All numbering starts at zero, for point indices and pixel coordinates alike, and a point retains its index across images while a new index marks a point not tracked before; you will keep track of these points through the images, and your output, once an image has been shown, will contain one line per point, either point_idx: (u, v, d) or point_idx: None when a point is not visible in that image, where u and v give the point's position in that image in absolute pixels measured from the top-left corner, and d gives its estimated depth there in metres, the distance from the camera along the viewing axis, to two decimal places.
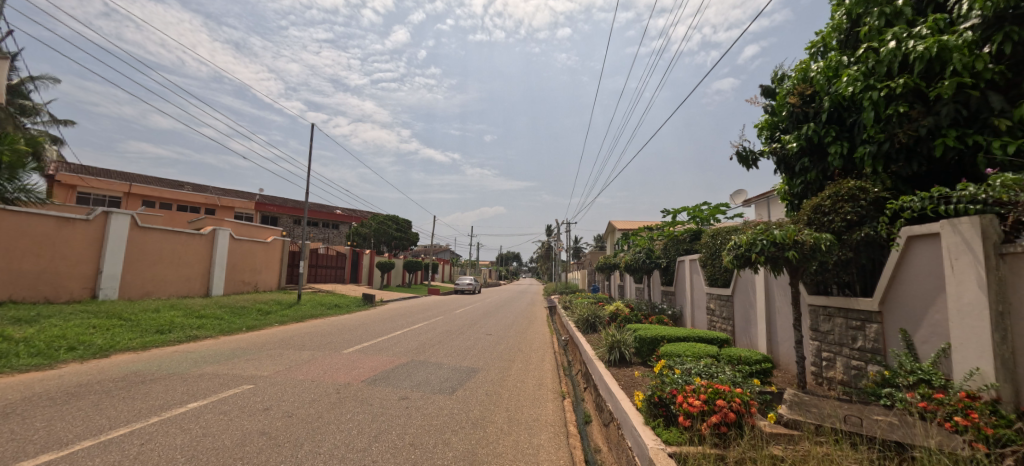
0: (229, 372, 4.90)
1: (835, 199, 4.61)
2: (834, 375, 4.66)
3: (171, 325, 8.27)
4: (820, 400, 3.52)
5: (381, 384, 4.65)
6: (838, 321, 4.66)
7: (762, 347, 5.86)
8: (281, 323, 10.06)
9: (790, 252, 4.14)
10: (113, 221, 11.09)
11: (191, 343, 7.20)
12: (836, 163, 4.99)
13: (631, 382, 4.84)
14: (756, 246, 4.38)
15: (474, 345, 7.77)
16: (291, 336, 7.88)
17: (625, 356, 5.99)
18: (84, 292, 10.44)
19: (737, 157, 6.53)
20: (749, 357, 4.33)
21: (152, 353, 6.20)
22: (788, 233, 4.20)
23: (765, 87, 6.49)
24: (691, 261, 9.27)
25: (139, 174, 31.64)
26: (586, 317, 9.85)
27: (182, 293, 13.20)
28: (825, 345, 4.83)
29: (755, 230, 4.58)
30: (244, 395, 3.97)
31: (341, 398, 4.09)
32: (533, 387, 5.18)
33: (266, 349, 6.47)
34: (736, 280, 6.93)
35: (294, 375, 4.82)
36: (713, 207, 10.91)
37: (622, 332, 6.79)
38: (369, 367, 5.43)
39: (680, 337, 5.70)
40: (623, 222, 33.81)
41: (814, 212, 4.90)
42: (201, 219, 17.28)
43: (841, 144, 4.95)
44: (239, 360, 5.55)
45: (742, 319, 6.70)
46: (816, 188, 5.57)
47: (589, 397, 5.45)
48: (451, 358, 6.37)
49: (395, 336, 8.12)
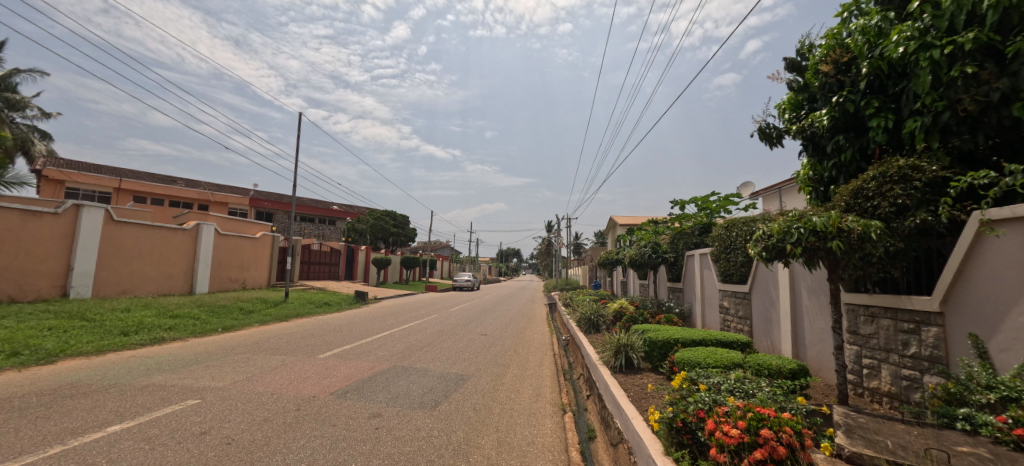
0: (178, 383, 4.25)
1: (881, 181, 3.97)
2: (879, 387, 4.00)
3: (139, 326, 7.65)
4: (879, 423, 2.84)
5: (352, 398, 4.00)
6: (884, 323, 3.99)
7: (788, 351, 5.23)
8: (263, 323, 9.43)
9: (835, 242, 3.45)
10: (85, 215, 10.47)
11: (155, 346, 6.56)
12: (879, 139, 4.35)
13: (643, 394, 4.18)
14: (791, 235, 3.69)
15: (466, 347, 7.13)
16: (268, 338, 7.25)
17: (632, 361, 5.33)
18: (52, 291, 9.82)
19: (761, 137, 5.87)
20: (781, 366, 3.65)
21: (107, 359, 5.57)
22: (831, 220, 3.50)
23: (790, 60, 5.80)
24: (701, 255, 8.59)
25: (132, 170, 31.01)
26: (588, 316, 9.20)
27: (163, 291, 12.57)
28: (868, 351, 4.18)
29: (788, 218, 3.89)
30: (184, 414, 3.35)
31: (298, 417, 3.44)
32: (529, 399, 4.53)
33: (233, 354, 5.83)
34: (755, 275, 6.29)
35: (253, 386, 4.16)
36: (725, 198, 10.18)
37: (628, 333, 6.13)
38: (343, 376, 4.79)
39: (697, 340, 5.02)
40: (625, 218, 32.96)
41: (854, 196, 4.25)
42: (185, 214, 16.59)
43: (885, 116, 4.32)
44: (197, 368, 4.93)
45: (761, 318, 6.05)
46: (851, 171, 4.93)
47: (593, 408, 4.81)
48: (440, 363, 5.74)
49: (381, 337, 7.50)
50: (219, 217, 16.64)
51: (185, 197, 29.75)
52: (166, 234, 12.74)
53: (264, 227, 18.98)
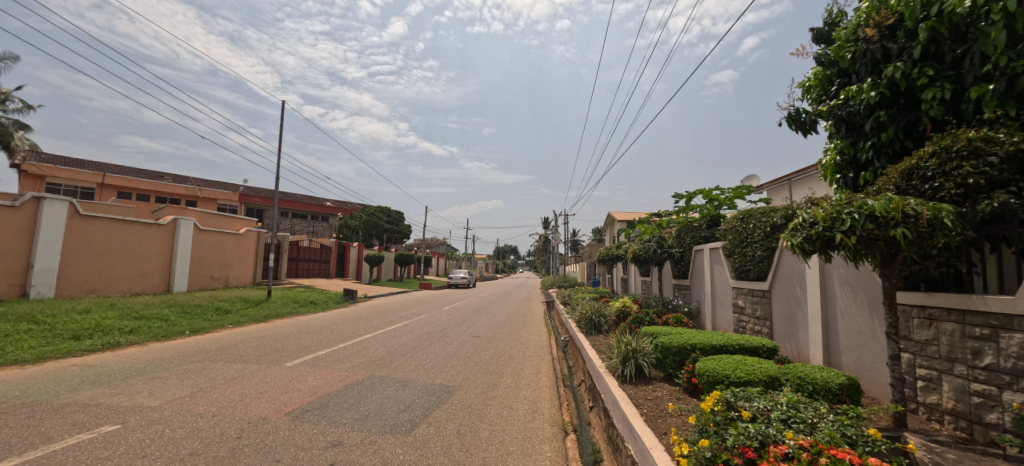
0: (105, 402, 3.56)
1: (942, 160, 3.33)
2: (939, 403, 3.39)
3: (94, 329, 6.93)
4: (978, 462, 2.17)
5: (310, 420, 3.29)
6: (946, 326, 3.35)
7: (818, 358, 4.62)
8: (238, 324, 8.74)
9: (901, 229, 2.74)
10: (46, 209, 9.74)
11: (104, 353, 5.85)
12: (932, 113, 3.69)
13: (659, 412, 3.53)
14: (841, 223, 3.00)
15: (455, 352, 6.47)
16: (236, 342, 6.55)
17: (643, 369, 4.68)
18: (10, 291, 9.08)
19: (789, 123, 5.49)
20: (828, 380, 3.03)
21: (42, 369, 4.86)
22: (893, 202, 2.79)
23: (817, 31, 5.07)
24: (712, 249, 7.95)
25: (117, 166, 30.15)
26: (589, 316, 8.56)
27: (136, 289, 11.82)
28: (924, 360, 3.55)
29: (836, 201, 3.19)
30: (90, 447, 2.67)
31: (235, 449, 2.75)
32: (524, 417, 3.88)
33: (190, 362, 5.15)
34: (775, 271, 5.68)
35: (193, 406, 3.47)
36: (736, 189, 9.52)
37: (636, 336, 5.46)
38: (308, 389, 4.11)
39: (717, 345, 4.36)
40: (624, 212, 32.55)
41: (907, 177, 3.62)
42: (164, 209, 15.76)
43: (942, 86, 3.65)
44: (138, 381, 4.26)
45: (783, 318, 5.46)
46: (893, 151, 4.26)
47: (598, 424, 4.16)
48: (424, 372, 5.08)
49: (362, 341, 6.81)
50: (199, 211, 15.75)
51: (172, 193, 28.94)
52: (139, 229, 11.96)
53: (248, 222, 18.18)
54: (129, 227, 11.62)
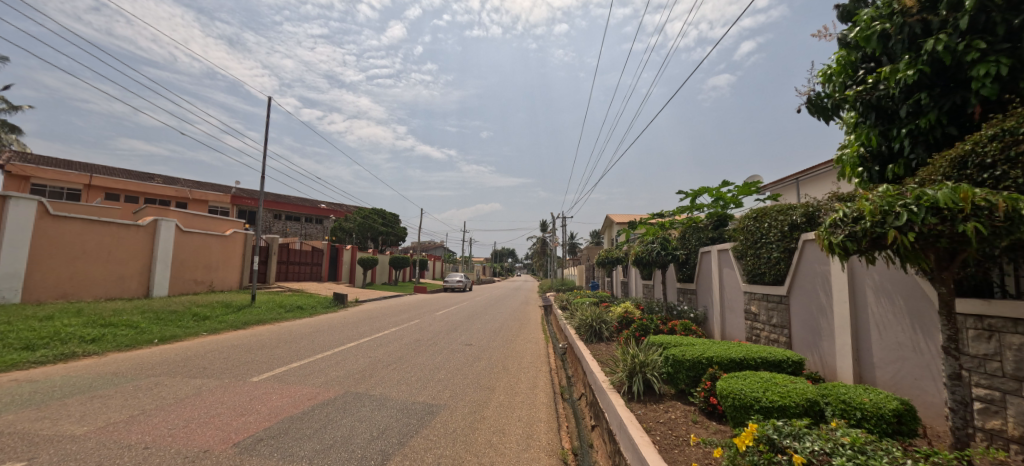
0: (18, 431, 2.99)
1: (1004, 144, 2.86)
2: (1003, 429, 2.88)
3: (51, 338, 6.35)
4: None
5: (260, 453, 2.75)
6: (1011, 340, 2.84)
7: (847, 371, 4.12)
8: (214, 332, 8.17)
9: (972, 224, 2.22)
10: (12, 208, 9.17)
11: (53, 365, 5.27)
12: (984, 93, 3.24)
13: (676, 441, 3.02)
14: (893, 217, 2.51)
15: (444, 364, 5.93)
16: (203, 353, 5.99)
17: (652, 386, 4.17)
18: None
19: (811, 109, 5.24)
20: (879, 403, 2.52)
21: None
22: (960, 192, 2.29)
23: (842, 9, 4.62)
24: (721, 251, 7.48)
25: (105, 167, 29.46)
26: (589, 322, 8.02)
27: (112, 294, 11.22)
28: (984, 378, 3.05)
29: (885, 192, 2.69)
30: None
31: None
32: (517, 445, 3.35)
33: (145, 377, 4.59)
34: (794, 273, 5.19)
35: (124, 436, 2.92)
36: (744, 187, 9.07)
37: (643, 348, 4.93)
38: (268, 411, 3.57)
39: (738, 359, 3.83)
40: (623, 214, 32.09)
41: (959, 166, 3.16)
42: (146, 210, 15.14)
43: (995, 62, 3.18)
44: (74, 402, 3.69)
45: (804, 326, 4.96)
46: (930, 139, 3.79)
47: (602, 450, 3.65)
48: (406, 388, 4.56)
49: (342, 351, 6.27)
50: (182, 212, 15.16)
51: (162, 195, 28.30)
52: (117, 231, 11.39)
53: (236, 223, 17.60)
54: (104, 228, 11.03)
